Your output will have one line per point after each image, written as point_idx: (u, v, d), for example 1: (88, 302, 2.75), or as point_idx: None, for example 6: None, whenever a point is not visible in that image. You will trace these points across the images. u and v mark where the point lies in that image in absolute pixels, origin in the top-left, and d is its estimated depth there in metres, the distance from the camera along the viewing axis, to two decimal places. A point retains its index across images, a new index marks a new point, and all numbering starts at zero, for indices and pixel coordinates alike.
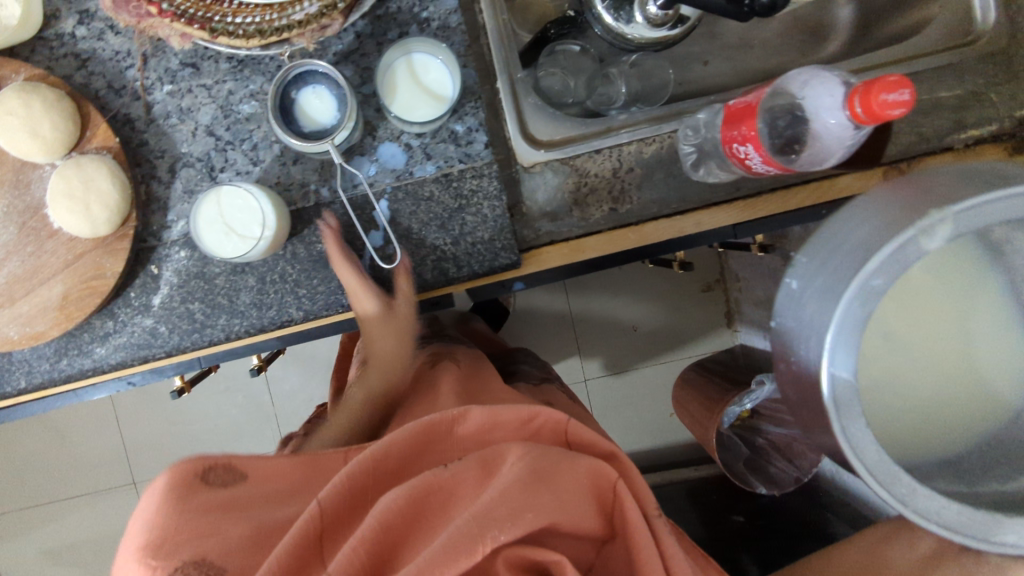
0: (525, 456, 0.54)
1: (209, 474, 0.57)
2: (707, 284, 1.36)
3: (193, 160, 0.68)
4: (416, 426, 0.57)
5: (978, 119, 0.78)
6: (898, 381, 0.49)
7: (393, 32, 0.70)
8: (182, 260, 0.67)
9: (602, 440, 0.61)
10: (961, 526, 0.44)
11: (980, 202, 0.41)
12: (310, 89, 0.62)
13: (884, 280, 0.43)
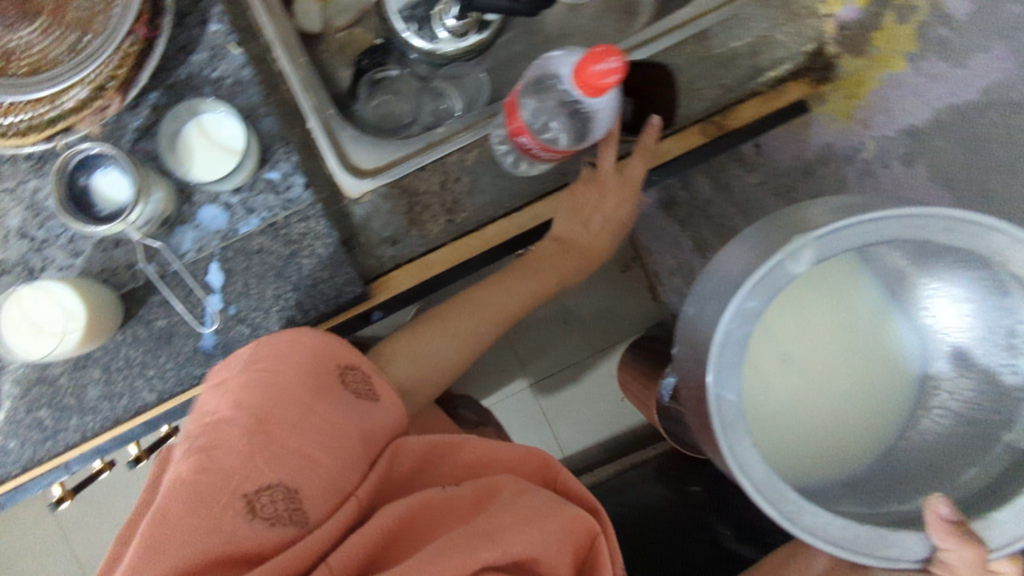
0: (515, 489, 0.66)
1: (348, 375, 0.66)
2: (625, 264, 1.26)
3: (9, 266, 0.68)
4: (439, 438, 0.71)
5: (774, 61, 0.80)
6: (792, 408, 0.56)
7: (188, 97, 0.70)
8: (18, 368, 0.66)
9: (585, 493, 0.71)
10: (849, 542, 0.48)
11: (830, 227, 0.47)
12: (100, 172, 0.63)
13: (757, 301, 0.47)
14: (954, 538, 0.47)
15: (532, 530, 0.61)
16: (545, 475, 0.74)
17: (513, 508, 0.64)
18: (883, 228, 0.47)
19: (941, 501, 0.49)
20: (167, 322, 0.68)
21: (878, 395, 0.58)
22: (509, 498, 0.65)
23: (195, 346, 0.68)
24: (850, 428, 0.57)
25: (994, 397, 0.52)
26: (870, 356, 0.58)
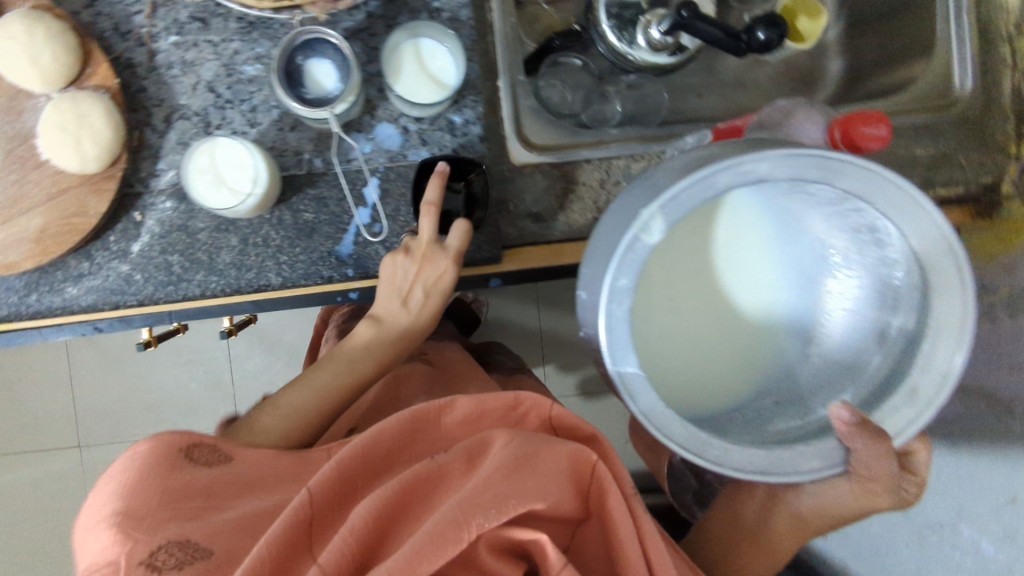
0: (511, 443, 0.54)
1: (193, 451, 0.57)
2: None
3: (190, 113, 0.67)
4: (404, 417, 0.58)
5: (948, 180, 0.79)
6: (675, 338, 0.52)
7: (403, 17, 0.69)
8: (167, 211, 0.67)
9: (583, 421, 0.61)
10: (769, 467, 0.44)
11: (678, 190, 0.41)
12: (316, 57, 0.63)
13: (627, 281, 0.42)
14: (859, 437, 0.45)
15: (524, 490, 0.50)
16: (544, 418, 0.61)
17: (498, 476, 0.51)
18: (750, 170, 0.40)
19: (842, 406, 0.45)
20: (314, 216, 0.69)
21: (767, 294, 0.53)
22: (501, 461, 0.52)
23: (333, 248, 0.69)
24: (750, 319, 0.54)
25: (877, 338, 0.48)
26: (774, 284, 0.53)
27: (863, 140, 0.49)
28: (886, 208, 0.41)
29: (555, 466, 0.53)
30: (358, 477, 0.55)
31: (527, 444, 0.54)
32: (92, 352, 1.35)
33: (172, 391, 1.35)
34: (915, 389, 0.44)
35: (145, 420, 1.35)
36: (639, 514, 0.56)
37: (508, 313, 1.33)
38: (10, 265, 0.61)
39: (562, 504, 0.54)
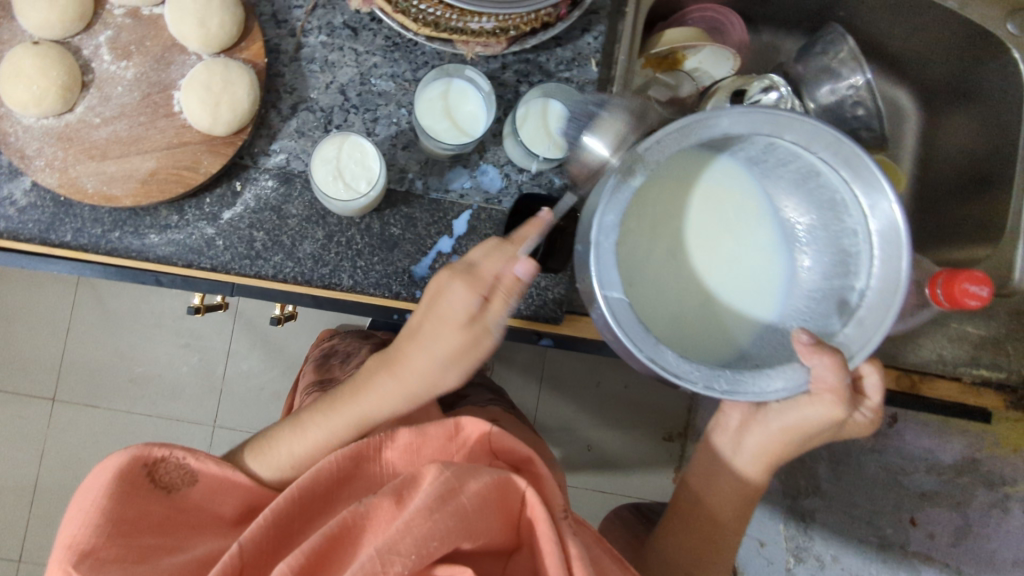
0: (441, 477, 0.49)
1: (158, 471, 0.54)
2: (670, 433, 1.34)
3: (316, 107, 0.70)
4: (340, 454, 0.54)
5: (991, 364, 0.82)
6: (662, 284, 0.57)
7: (535, 77, 0.74)
8: (266, 189, 0.69)
9: (519, 442, 0.56)
10: (732, 385, 0.48)
11: (654, 140, 0.47)
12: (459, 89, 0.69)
13: (614, 217, 0.48)
14: (813, 356, 0.48)
15: (452, 534, 0.47)
16: (483, 446, 0.57)
17: (421, 514, 0.47)
18: (713, 125, 0.48)
19: (801, 331, 0.50)
20: (399, 232, 0.71)
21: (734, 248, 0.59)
22: (427, 495, 0.48)
23: (409, 267, 0.71)
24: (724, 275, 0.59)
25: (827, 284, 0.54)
26: (756, 243, 0.59)
27: (963, 296, 0.51)
28: (836, 158, 0.48)
29: (481, 503, 0.49)
30: (293, 518, 0.52)
31: (453, 477, 0.49)
32: (95, 311, 1.32)
33: (161, 370, 1.32)
34: (863, 318, 0.49)
35: (129, 390, 1.31)
36: (567, 538, 0.50)
37: (514, 385, 1.33)
38: (109, 198, 0.62)
39: (488, 539, 0.50)
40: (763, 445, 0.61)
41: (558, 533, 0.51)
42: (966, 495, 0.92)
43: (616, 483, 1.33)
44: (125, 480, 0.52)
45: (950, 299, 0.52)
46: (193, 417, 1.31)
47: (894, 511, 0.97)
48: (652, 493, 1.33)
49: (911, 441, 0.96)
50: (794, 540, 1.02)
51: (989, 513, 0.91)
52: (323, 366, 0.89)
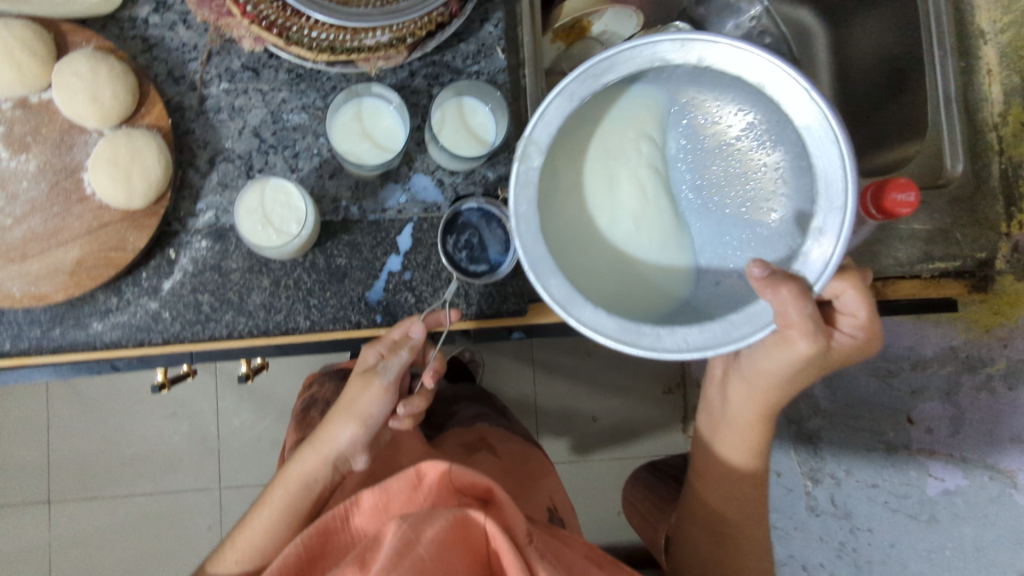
0: (399, 532, 0.49)
1: None
2: (669, 387, 1.36)
3: (234, 156, 0.68)
4: (308, 534, 0.54)
5: (945, 254, 0.85)
6: (606, 247, 0.54)
7: (445, 77, 0.73)
8: (201, 250, 0.67)
9: (477, 474, 0.55)
10: (697, 344, 0.46)
11: (544, 108, 0.47)
12: (374, 103, 0.68)
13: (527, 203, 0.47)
14: (768, 289, 0.46)
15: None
16: (448, 486, 0.57)
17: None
18: (599, 71, 0.47)
19: (752, 264, 0.48)
20: (346, 262, 0.70)
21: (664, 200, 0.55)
22: (383, 557, 0.47)
23: (363, 294, 0.70)
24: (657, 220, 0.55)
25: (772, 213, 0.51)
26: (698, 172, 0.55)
27: (893, 206, 0.53)
28: (738, 70, 0.46)
29: (440, 549, 0.48)
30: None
31: (409, 530, 0.49)
32: (72, 403, 1.28)
33: (152, 446, 1.28)
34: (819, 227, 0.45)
35: (125, 474, 1.28)
36: (534, 563, 0.49)
37: (505, 377, 1.33)
38: (40, 297, 0.60)
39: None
40: (748, 396, 0.62)
41: (526, 558, 0.50)
42: (954, 385, 0.90)
43: (625, 448, 1.35)
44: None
45: (882, 210, 0.53)
46: (197, 485, 1.29)
47: (891, 414, 0.96)
48: (661, 449, 1.35)
49: (895, 342, 0.98)
50: (808, 464, 1.08)
51: (978, 397, 0.87)
52: (305, 421, 0.87)
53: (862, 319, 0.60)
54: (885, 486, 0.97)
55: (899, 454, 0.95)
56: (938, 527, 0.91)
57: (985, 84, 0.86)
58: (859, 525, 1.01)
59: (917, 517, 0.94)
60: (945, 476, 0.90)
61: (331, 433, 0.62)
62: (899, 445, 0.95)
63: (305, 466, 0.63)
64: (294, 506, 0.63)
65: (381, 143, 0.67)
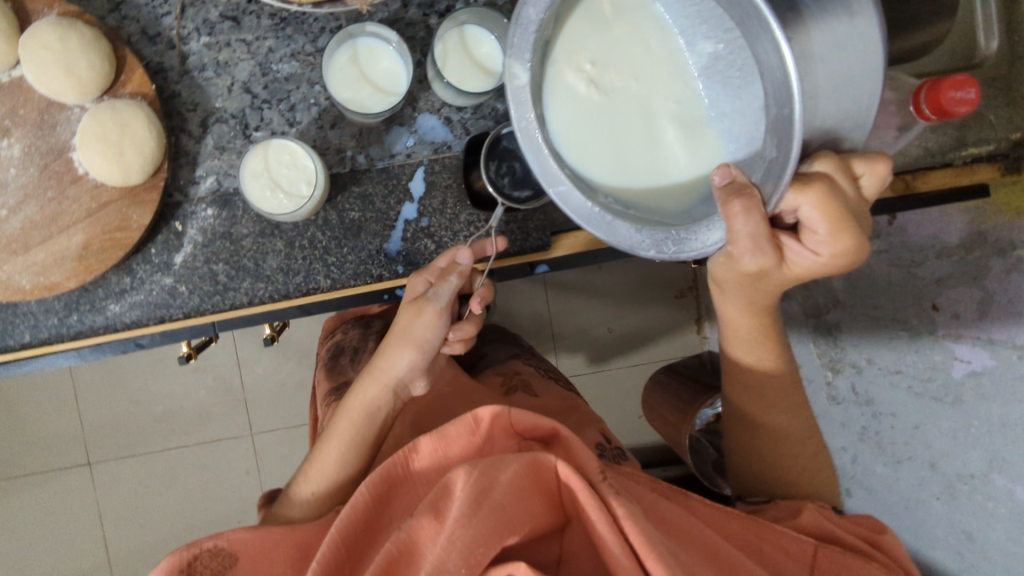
0: (472, 478, 0.48)
1: (196, 563, 0.54)
2: (681, 290, 1.35)
3: (226, 116, 0.64)
4: (371, 483, 0.53)
5: (979, 139, 0.80)
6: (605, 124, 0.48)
7: (440, 4, 0.66)
8: (208, 218, 0.64)
9: (541, 416, 0.56)
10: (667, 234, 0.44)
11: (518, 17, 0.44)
12: (372, 43, 0.63)
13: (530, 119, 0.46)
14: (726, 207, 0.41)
15: (493, 532, 0.46)
16: (505, 430, 0.56)
17: (460, 524, 0.45)
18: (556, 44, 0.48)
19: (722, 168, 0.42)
20: (359, 215, 0.67)
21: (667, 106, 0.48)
22: (461, 501, 0.47)
23: (381, 246, 0.68)
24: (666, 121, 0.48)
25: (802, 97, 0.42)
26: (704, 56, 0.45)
27: (950, 106, 0.49)
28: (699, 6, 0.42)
29: (516, 491, 0.49)
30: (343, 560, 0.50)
31: (482, 475, 0.48)
32: (93, 369, 1.21)
33: (181, 402, 1.23)
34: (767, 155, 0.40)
35: (151, 432, 1.23)
36: (610, 496, 0.49)
37: (518, 299, 1.30)
38: (52, 286, 0.58)
39: (534, 525, 0.49)
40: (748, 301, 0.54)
41: (601, 495, 0.49)
42: (982, 269, 0.82)
43: (644, 355, 1.36)
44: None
45: (942, 113, 0.49)
46: (229, 433, 1.24)
47: (915, 302, 0.91)
48: (678, 351, 1.37)
49: (915, 232, 0.92)
50: (829, 355, 1.08)
51: (1008, 280, 0.79)
52: (335, 370, 0.87)
53: (824, 234, 0.47)
54: (907, 371, 0.93)
55: (922, 340, 0.90)
56: (964, 408, 0.84)
57: None
58: (880, 410, 0.99)
59: (940, 398, 0.88)
60: (972, 358, 0.83)
61: (386, 361, 0.61)
62: (924, 330, 0.90)
63: (367, 397, 0.62)
64: (361, 434, 0.63)
65: (379, 85, 0.63)
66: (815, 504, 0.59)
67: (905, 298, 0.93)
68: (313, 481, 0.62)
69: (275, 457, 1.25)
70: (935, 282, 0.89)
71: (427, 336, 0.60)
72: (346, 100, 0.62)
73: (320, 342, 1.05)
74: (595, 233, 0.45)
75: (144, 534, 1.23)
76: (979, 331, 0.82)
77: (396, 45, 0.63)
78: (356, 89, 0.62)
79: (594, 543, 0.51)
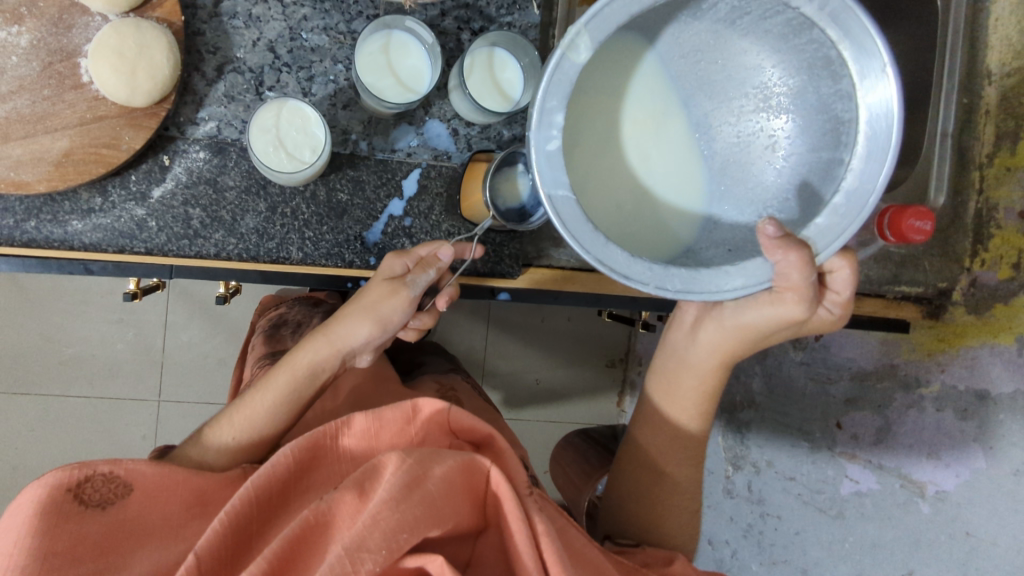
0: (404, 465, 0.46)
1: (85, 488, 0.50)
2: (612, 359, 1.40)
3: (244, 68, 0.65)
4: (297, 446, 0.50)
5: (911, 280, 0.89)
6: (596, 166, 0.48)
7: (476, 24, 0.70)
8: (198, 161, 0.63)
9: (479, 421, 0.55)
10: (655, 279, 0.43)
11: (601, 4, 0.39)
12: (406, 38, 0.65)
13: (555, 103, 0.41)
14: (778, 251, 0.43)
15: (419, 521, 0.44)
16: (440, 427, 0.55)
17: (387, 507, 0.43)
18: (602, 24, 0.40)
19: (767, 222, 0.44)
20: (347, 198, 0.68)
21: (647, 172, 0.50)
22: (390, 486, 0.45)
23: (360, 234, 0.68)
24: (660, 168, 0.50)
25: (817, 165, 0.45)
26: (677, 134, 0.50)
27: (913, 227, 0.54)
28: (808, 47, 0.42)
29: (446, 488, 0.47)
30: (251, 518, 0.48)
31: (416, 465, 0.46)
32: (13, 289, 1.13)
33: (91, 348, 1.16)
34: (839, 205, 0.42)
35: (53, 374, 1.15)
36: (532, 511, 0.48)
37: (459, 329, 1.31)
38: (20, 185, 0.56)
39: (456, 524, 0.47)
40: (719, 343, 0.59)
41: (524, 508, 0.49)
42: (885, 399, 0.89)
43: (563, 412, 1.38)
44: (50, 511, 0.48)
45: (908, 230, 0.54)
46: (134, 395, 1.18)
47: (822, 417, 0.96)
48: (596, 417, 1.40)
49: (836, 351, 0.98)
50: (734, 450, 1.12)
51: (906, 413, 0.86)
52: (274, 338, 0.86)
53: (845, 298, 0.56)
54: (801, 479, 0.97)
55: (821, 454, 0.95)
56: (843, 522, 0.89)
57: (983, 124, 0.85)
58: (768, 511, 1.02)
59: (825, 510, 0.92)
60: (860, 479, 0.89)
61: (343, 332, 0.60)
62: (824, 445, 0.95)
63: (315, 359, 0.61)
64: (296, 393, 0.61)
65: (403, 78, 0.65)
66: (685, 556, 0.61)
67: (813, 413, 0.98)
68: (236, 427, 0.60)
69: (173, 428, 1.18)
70: (844, 402, 0.94)
71: (380, 319, 0.59)
72: (367, 81, 0.63)
73: (258, 314, 1.02)
74: (589, 255, 0.41)
75: (10, 478, 1.14)
76: (872, 456, 0.89)
77: (430, 44, 0.65)
78: (379, 74, 0.64)
79: (503, 555, 0.50)
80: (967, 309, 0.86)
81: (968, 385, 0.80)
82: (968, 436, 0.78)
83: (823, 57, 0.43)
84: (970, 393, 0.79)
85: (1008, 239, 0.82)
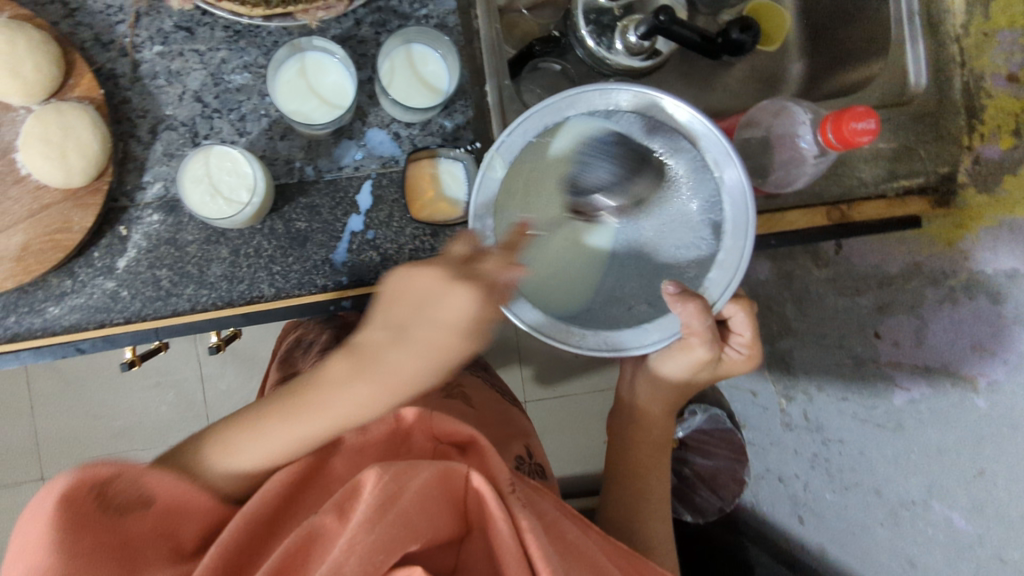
0: (382, 482, 0.46)
1: None
2: None
3: (176, 124, 0.66)
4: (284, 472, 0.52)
5: (911, 171, 0.82)
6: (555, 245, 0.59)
7: (393, 23, 0.69)
8: (154, 224, 0.65)
9: (463, 423, 0.55)
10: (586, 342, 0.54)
11: (506, 134, 0.53)
12: (321, 58, 0.66)
13: (487, 209, 0.54)
14: (678, 303, 0.52)
15: (398, 540, 0.44)
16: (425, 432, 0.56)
17: (363, 529, 0.43)
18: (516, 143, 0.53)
19: (668, 282, 0.53)
20: (306, 225, 0.68)
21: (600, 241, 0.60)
22: (367, 508, 0.45)
23: (327, 256, 0.68)
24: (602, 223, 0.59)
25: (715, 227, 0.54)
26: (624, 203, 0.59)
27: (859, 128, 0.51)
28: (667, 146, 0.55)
29: (423, 501, 0.47)
30: (241, 550, 0.48)
31: (392, 482, 0.46)
32: (56, 377, 1.19)
33: (138, 417, 1.21)
34: (723, 260, 0.53)
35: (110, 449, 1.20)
36: (516, 510, 0.49)
37: None
38: None
39: (437, 535, 0.48)
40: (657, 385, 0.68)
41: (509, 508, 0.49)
42: (917, 299, 0.85)
43: (604, 381, 1.37)
44: None
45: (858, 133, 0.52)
46: None
47: (860, 329, 0.93)
48: None
49: (858, 260, 0.94)
50: (784, 383, 1.11)
51: (941, 308, 0.81)
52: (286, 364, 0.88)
53: (749, 338, 0.63)
54: (854, 399, 0.95)
55: (867, 368, 0.92)
56: (904, 433, 0.86)
57: None
58: (830, 437, 0.99)
59: (883, 425, 0.90)
60: (911, 386, 0.86)
61: None
62: (868, 359, 0.92)
63: None
64: None
65: (326, 96, 0.65)
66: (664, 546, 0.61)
67: (850, 328, 0.95)
68: None
69: None
70: (877, 311, 0.91)
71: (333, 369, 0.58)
72: (293, 111, 0.64)
73: (278, 342, 1.04)
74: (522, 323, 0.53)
75: None
76: (916, 360, 0.85)
77: (343, 58, 0.65)
78: (301, 100, 0.64)
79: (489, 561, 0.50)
80: (976, 188, 0.78)
81: (997, 267, 0.75)
82: (1006, 318, 0.73)
83: (697, 154, 0.54)
84: (1000, 273, 0.74)
85: (1002, 107, 0.76)
